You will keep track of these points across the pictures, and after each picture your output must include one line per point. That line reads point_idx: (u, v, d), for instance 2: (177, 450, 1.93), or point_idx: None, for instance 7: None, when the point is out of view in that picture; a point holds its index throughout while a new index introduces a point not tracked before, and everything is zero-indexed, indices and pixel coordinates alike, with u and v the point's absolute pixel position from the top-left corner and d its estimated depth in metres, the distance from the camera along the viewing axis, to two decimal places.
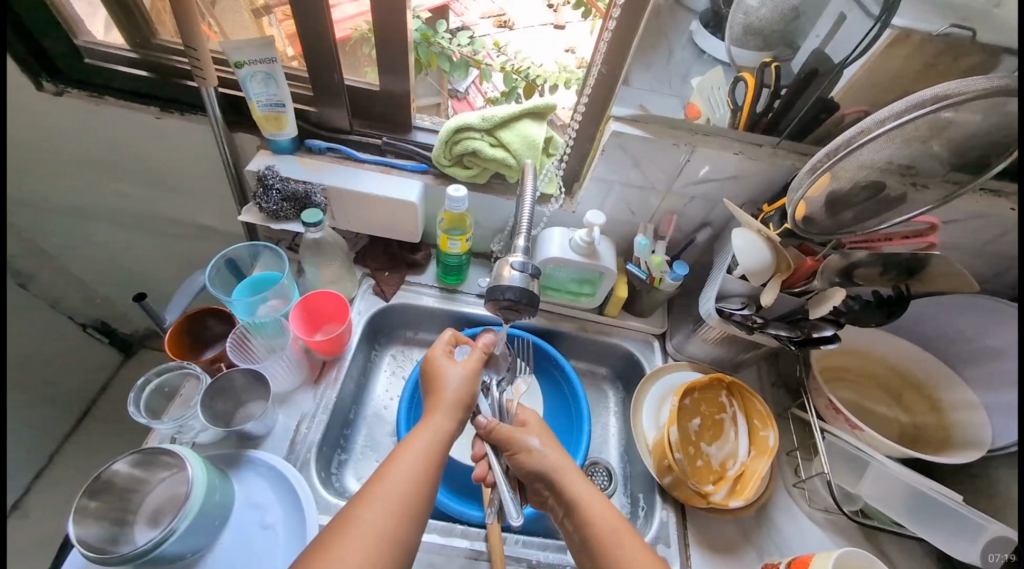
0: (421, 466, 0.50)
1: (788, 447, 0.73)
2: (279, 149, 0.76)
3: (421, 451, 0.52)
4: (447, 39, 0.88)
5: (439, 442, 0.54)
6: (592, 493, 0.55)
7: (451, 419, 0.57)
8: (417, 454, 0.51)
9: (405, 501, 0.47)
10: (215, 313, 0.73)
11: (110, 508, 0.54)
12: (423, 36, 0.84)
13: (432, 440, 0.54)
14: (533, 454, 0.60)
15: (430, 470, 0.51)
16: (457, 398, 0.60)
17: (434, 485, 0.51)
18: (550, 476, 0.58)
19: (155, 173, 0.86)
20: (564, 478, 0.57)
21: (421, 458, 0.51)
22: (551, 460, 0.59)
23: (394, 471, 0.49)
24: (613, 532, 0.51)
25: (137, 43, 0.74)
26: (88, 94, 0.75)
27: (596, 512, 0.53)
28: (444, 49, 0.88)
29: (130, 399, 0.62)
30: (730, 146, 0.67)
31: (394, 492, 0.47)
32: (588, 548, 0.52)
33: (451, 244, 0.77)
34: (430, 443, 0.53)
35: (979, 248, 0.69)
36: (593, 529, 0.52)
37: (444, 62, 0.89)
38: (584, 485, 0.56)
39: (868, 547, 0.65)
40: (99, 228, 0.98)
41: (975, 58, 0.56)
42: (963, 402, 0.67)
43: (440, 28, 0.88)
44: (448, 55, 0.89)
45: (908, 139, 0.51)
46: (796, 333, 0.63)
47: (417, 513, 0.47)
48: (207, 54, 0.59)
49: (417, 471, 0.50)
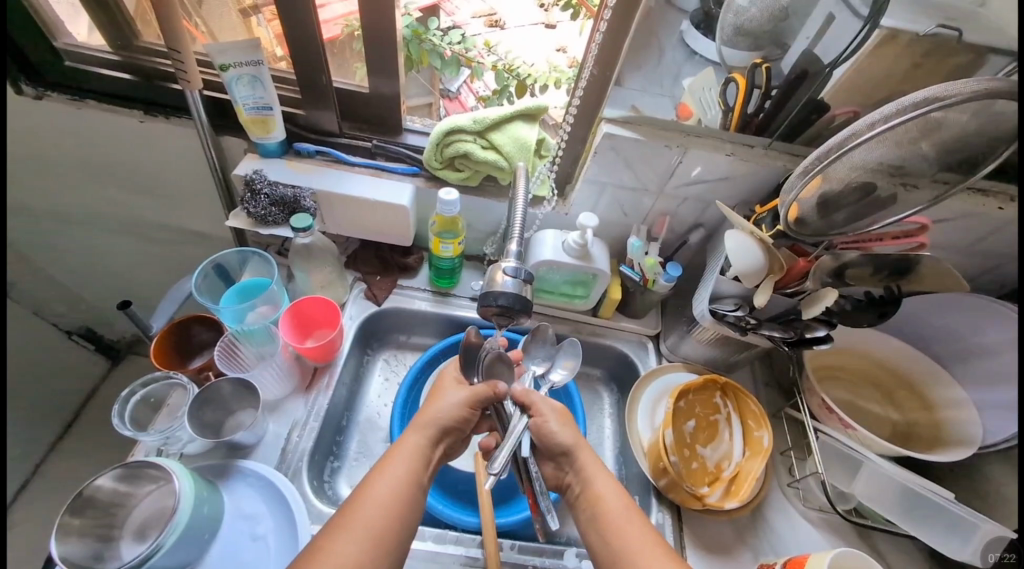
0: (394, 492, 0.49)
1: (782, 447, 0.74)
2: (267, 152, 0.75)
3: (394, 476, 0.51)
4: (439, 37, 0.86)
5: (412, 463, 0.53)
6: (602, 472, 0.56)
7: (425, 438, 0.56)
8: (393, 479, 0.50)
9: (378, 529, 0.46)
10: (202, 321, 0.71)
11: (94, 524, 0.53)
12: (414, 33, 0.83)
13: (406, 464, 0.52)
14: (550, 430, 0.59)
15: (407, 493, 0.50)
16: (435, 416, 0.58)
17: (411, 508, 0.50)
18: (569, 450, 0.58)
19: (140, 177, 0.84)
20: (583, 456, 0.58)
21: (394, 484, 0.50)
22: (572, 435, 0.59)
23: (367, 500, 0.48)
24: (618, 523, 0.51)
25: (120, 46, 0.72)
26: (69, 98, 0.73)
27: (602, 488, 0.55)
28: (435, 46, 0.86)
29: (114, 411, 0.60)
30: (722, 147, 0.67)
31: (365, 524, 0.46)
32: (596, 533, 0.52)
33: (443, 247, 0.76)
34: (406, 468, 0.52)
35: (968, 247, 0.70)
36: (601, 509, 0.53)
37: (436, 59, 0.87)
38: (597, 466, 0.57)
39: (862, 545, 0.65)
40: (84, 235, 0.96)
41: (962, 58, 0.56)
42: (955, 400, 0.67)
43: (431, 27, 0.86)
44: (440, 52, 0.86)
45: (899, 141, 0.51)
46: (789, 334, 0.63)
47: (393, 540, 0.47)
48: (192, 56, 0.58)
49: (389, 500, 0.49)
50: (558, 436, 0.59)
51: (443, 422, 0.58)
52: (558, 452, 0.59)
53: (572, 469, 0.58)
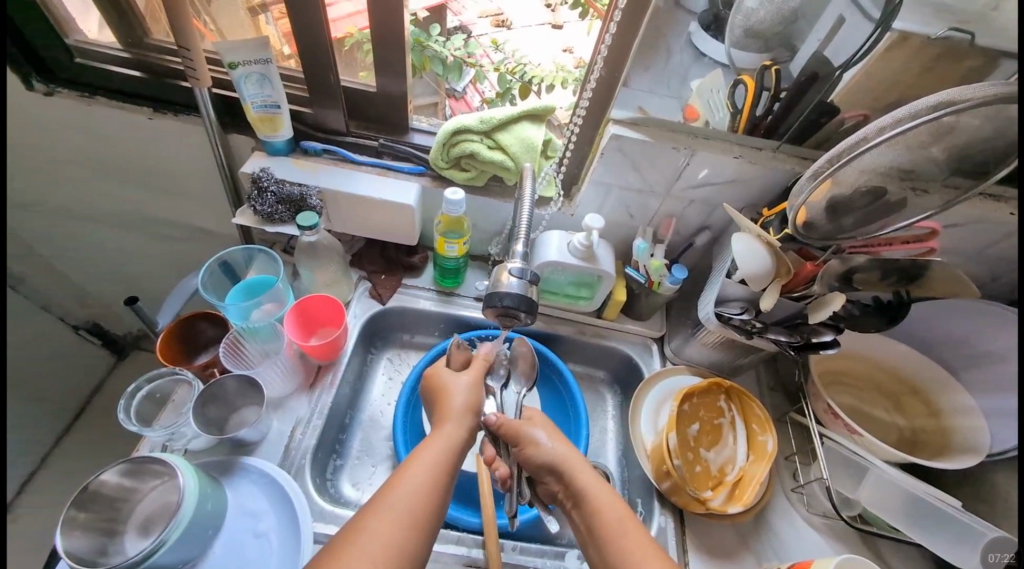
0: (432, 478, 0.49)
1: (786, 451, 0.73)
2: (274, 150, 0.75)
3: (432, 462, 0.51)
4: (440, 43, 0.88)
5: (446, 454, 0.52)
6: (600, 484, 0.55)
7: (460, 432, 0.55)
8: (430, 465, 0.50)
9: (415, 512, 0.46)
10: (209, 317, 0.71)
11: (98, 518, 0.53)
12: (417, 40, 0.85)
13: (440, 454, 0.52)
14: (538, 447, 0.59)
15: (439, 485, 0.49)
16: (465, 410, 0.59)
17: (442, 499, 0.49)
18: (557, 468, 0.57)
19: (148, 174, 0.84)
20: (574, 471, 0.56)
21: (432, 470, 0.50)
22: (558, 453, 0.58)
23: (404, 484, 0.47)
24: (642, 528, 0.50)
25: (130, 42, 0.73)
26: (78, 94, 0.74)
27: (602, 504, 0.53)
28: (437, 53, 0.87)
29: (119, 406, 0.60)
30: (730, 150, 0.67)
31: (398, 512, 0.45)
32: (596, 547, 0.51)
33: (448, 247, 0.76)
34: (440, 459, 0.51)
35: (978, 253, 0.69)
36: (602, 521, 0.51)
37: (438, 65, 0.88)
38: (593, 478, 0.55)
39: (867, 553, 0.64)
40: (91, 230, 0.96)
41: (973, 61, 0.55)
42: (962, 406, 0.66)
43: (433, 32, 0.87)
44: (442, 58, 0.88)
45: (910, 145, 0.50)
46: (796, 338, 0.63)
47: (427, 528, 0.46)
48: (201, 54, 0.58)
49: (422, 488, 0.48)
50: (537, 453, 0.58)
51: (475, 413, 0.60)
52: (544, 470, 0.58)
53: (558, 482, 0.57)
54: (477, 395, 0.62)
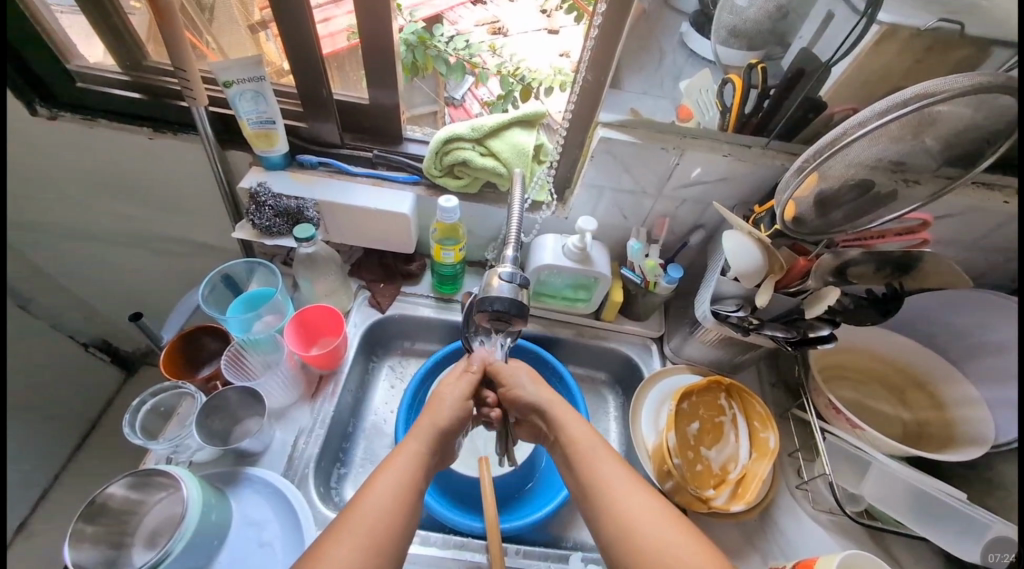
0: (391, 500, 0.49)
1: (789, 448, 0.73)
2: (272, 165, 0.77)
3: (394, 479, 0.51)
4: (444, 43, 0.88)
5: (411, 470, 0.53)
6: (577, 420, 0.59)
7: (426, 446, 0.55)
8: (390, 483, 0.50)
9: (373, 533, 0.46)
10: (211, 331, 0.73)
11: (107, 531, 0.54)
12: (418, 40, 0.85)
13: (404, 469, 0.52)
14: (523, 390, 0.64)
15: (403, 499, 0.50)
16: (437, 422, 0.58)
17: (407, 515, 0.49)
18: (543, 408, 0.62)
19: (151, 192, 0.86)
20: (557, 411, 0.61)
21: (390, 493, 0.50)
22: (542, 395, 0.63)
23: (362, 507, 0.48)
24: (613, 489, 0.52)
25: (129, 66, 0.74)
26: (81, 117, 0.76)
27: (576, 434, 0.58)
28: (440, 53, 0.88)
29: (125, 420, 0.62)
30: (720, 148, 0.67)
31: (361, 530, 0.46)
32: (571, 472, 0.56)
33: (444, 253, 0.77)
34: (403, 474, 0.52)
35: (977, 242, 0.69)
36: (579, 450, 0.56)
37: (441, 66, 0.89)
38: (574, 418, 0.60)
39: (875, 548, 0.64)
40: (98, 250, 0.98)
41: (965, 51, 0.56)
42: (964, 398, 0.66)
43: (436, 33, 0.88)
44: (445, 58, 0.89)
45: (897, 137, 0.51)
46: (793, 333, 0.62)
47: (390, 546, 0.47)
48: (197, 74, 0.60)
49: (384, 511, 0.48)
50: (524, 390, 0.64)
51: (443, 431, 0.58)
52: (528, 409, 0.64)
53: (544, 420, 0.62)
54: (458, 414, 0.60)
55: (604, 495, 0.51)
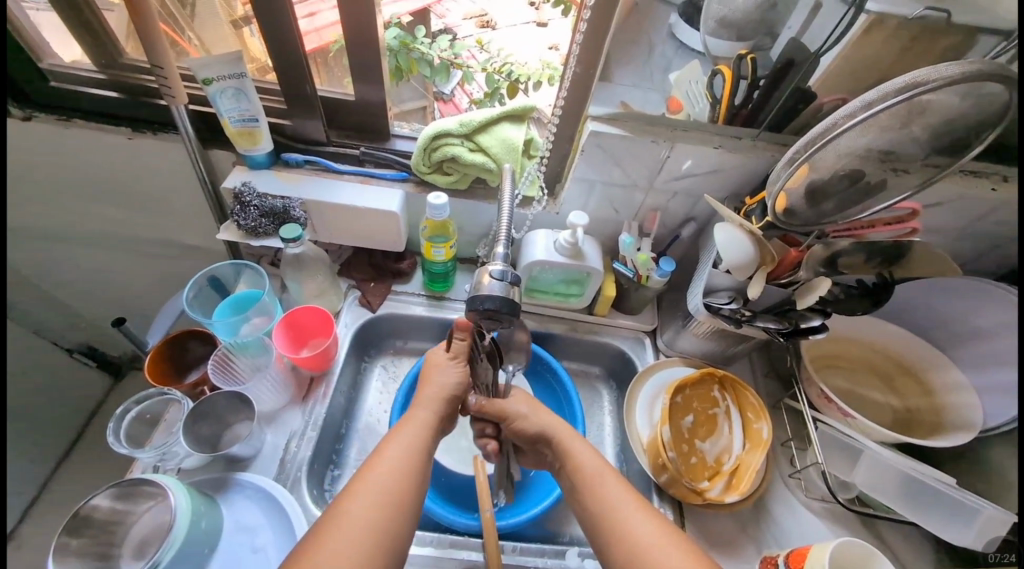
0: (405, 462, 0.50)
1: (782, 438, 0.73)
2: (255, 164, 0.75)
3: (406, 444, 0.52)
4: (427, 44, 0.87)
5: (421, 436, 0.54)
6: (584, 447, 0.59)
7: (434, 413, 0.58)
8: (402, 451, 0.51)
9: (390, 490, 0.47)
10: (196, 335, 0.71)
11: (94, 543, 0.53)
12: (401, 44, 0.84)
13: (416, 435, 0.54)
14: (525, 419, 0.64)
15: (417, 463, 0.51)
16: (439, 392, 0.60)
17: (420, 478, 0.50)
18: (547, 434, 0.62)
19: (132, 193, 0.84)
20: (564, 436, 0.61)
21: (404, 456, 0.51)
22: (545, 422, 0.62)
23: (377, 468, 0.49)
24: (615, 502, 0.52)
25: (105, 63, 0.72)
26: (56, 118, 0.74)
27: (580, 457, 0.58)
28: (423, 55, 0.87)
29: (109, 429, 0.60)
30: (710, 140, 0.67)
31: (378, 487, 0.47)
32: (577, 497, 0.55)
33: (435, 252, 0.76)
34: (416, 439, 0.54)
35: (963, 230, 0.69)
36: (584, 475, 0.56)
37: (425, 68, 0.88)
38: (581, 443, 0.60)
39: (867, 534, 0.65)
40: (78, 253, 0.96)
41: (952, 39, 0.56)
42: (954, 384, 0.67)
43: (418, 34, 0.87)
44: (429, 60, 0.88)
45: (887, 126, 0.50)
46: (785, 324, 0.63)
47: (405, 503, 0.47)
48: (176, 72, 0.58)
49: (399, 469, 0.49)
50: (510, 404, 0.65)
51: (451, 397, 0.61)
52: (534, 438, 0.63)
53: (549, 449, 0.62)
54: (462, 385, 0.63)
55: (609, 515, 0.51)
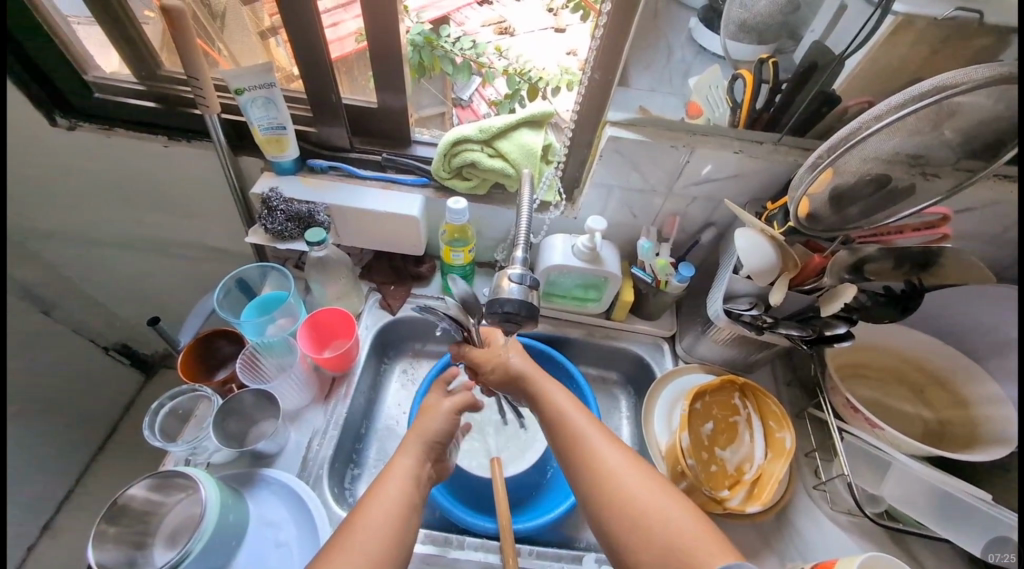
0: (394, 510, 0.49)
1: (806, 448, 0.71)
2: (283, 170, 0.78)
3: (389, 498, 0.50)
4: (449, 43, 0.87)
5: (405, 483, 0.52)
6: (557, 392, 0.58)
7: (415, 462, 0.54)
8: (390, 497, 0.50)
9: (380, 543, 0.46)
10: (227, 335, 0.74)
11: (128, 532, 0.55)
12: (425, 40, 0.85)
13: (399, 483, 0.51)
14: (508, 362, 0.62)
15: (405, 512, 0.49)
16: (425, 432, 0.58)
17: (408, 529, 0.49)
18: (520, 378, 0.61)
19: (167, 199, 0.88)
20: (541, 385, 0.60)
21: (392, 503, 0.49)
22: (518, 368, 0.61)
23: (368, 516, 0.48)
24: (620, 483, 0.48)
25: (144, 76, 0.76)
26: (99, 127, 0.78)
27: (562, 407, 0.57)
28: (446, 53, 0.88)
29: (146, 422, 0.63)
30: (730, 145, 0.66)
31: (369, 536, 0.46)
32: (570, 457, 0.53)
33: (454, 256, 0.78)
34: (399, 488, 0.51)
35: (999, 235, 0.67)
36: (581, 441, 0.53)
37: (447, 65, 0.89)
38: (556, 389, 0.59)
39: (896, 551, 0.63)
40: (115, 256, 1.01)
41: (986, 40, 0.54)
42: (988, 397, 0.64)
43: (443, 33, 0.87)
44: (452, 58, 0.89)
45: (914, 130, 0.49)
46: (808, 332, 0.61)
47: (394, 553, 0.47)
48: (209, 82, 0.61)
49: (389, 516, 0.48)
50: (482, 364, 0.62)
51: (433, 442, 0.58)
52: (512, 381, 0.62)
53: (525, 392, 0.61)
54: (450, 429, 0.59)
55: (617, 492, 0.48)
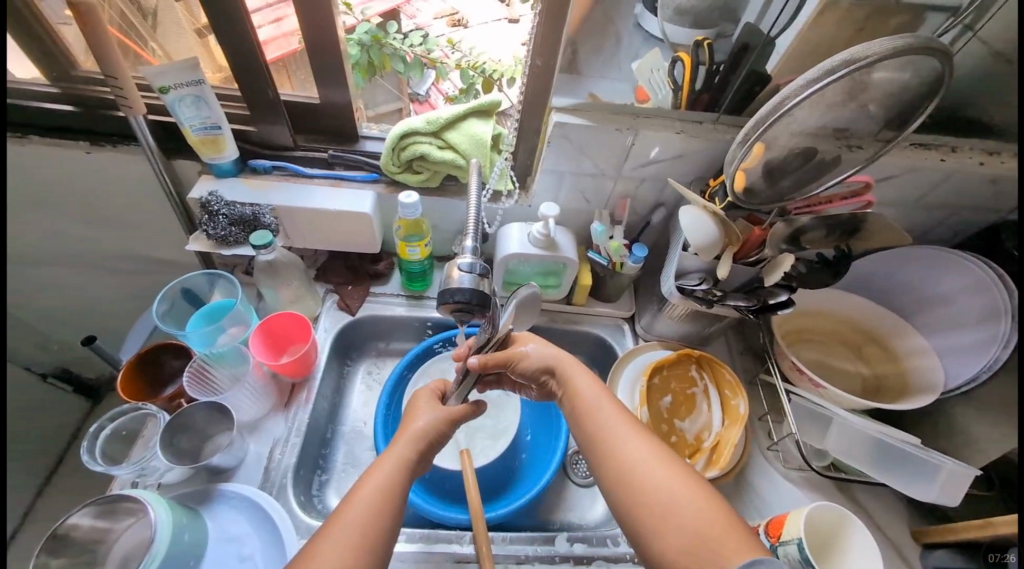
0: (385, 488, 0.48)
1: (759, 413, 0.75)
2: (221, 172, 0.74)
3: (386, 476, 0.49)
4: (399, 40, 0.87)
5: (403, 469, 0.50)
6: (583, 376, 0.59)
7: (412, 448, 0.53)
8: (384, 477, 0.49)
9: (367, 526, 0.45)
10: (170, 348, 0.70)
11: (73, 562, 0.53)
12: (373, 39, 0.85)
13: (397, 465, 0.50)
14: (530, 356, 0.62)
15: (399, 487, 0.49)
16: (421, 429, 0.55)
17: (395, 510, 0.47)
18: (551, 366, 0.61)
19: (98, 209, 0.83)
20: (568, 367, 0.61)
21: (386, 481, 0.48)
22: (546, 354, 0.62)
23: (360, 497, 0.47)
24: (635, 468, 0.49)
25: (56, 76, 0.70)
26: (9, 135, 0.71)
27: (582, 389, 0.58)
28: (396, 50, 0.87)
29: (83, 448, 0.59)
30: (672, 126, 0.68)
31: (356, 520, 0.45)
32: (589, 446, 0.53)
33: (410, 251, 0.76)
34: (397, 468, 0.50)
35: (919, 201, 0.72)
36: (596, 432, 0.53)
37: (398, 63, 0.88)
38: (587, 379, 0.59)
39: (842, 499, 0.68)
40: (45, 274, 0.93)
41: (902, 17, 0.58)
42: (915, 348, 0.70)
43: (390, 29, 0.86)
44: (402, 56, 0.88)
45: (830, 103, 0.52)
46: (753, 302, 0.65)
47: (378, 544, 0.45)
48: (130, 81, 0.57)
49: (379, 497, 0.47)
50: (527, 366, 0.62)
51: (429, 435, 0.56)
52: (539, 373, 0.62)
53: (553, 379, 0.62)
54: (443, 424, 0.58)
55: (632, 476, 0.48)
